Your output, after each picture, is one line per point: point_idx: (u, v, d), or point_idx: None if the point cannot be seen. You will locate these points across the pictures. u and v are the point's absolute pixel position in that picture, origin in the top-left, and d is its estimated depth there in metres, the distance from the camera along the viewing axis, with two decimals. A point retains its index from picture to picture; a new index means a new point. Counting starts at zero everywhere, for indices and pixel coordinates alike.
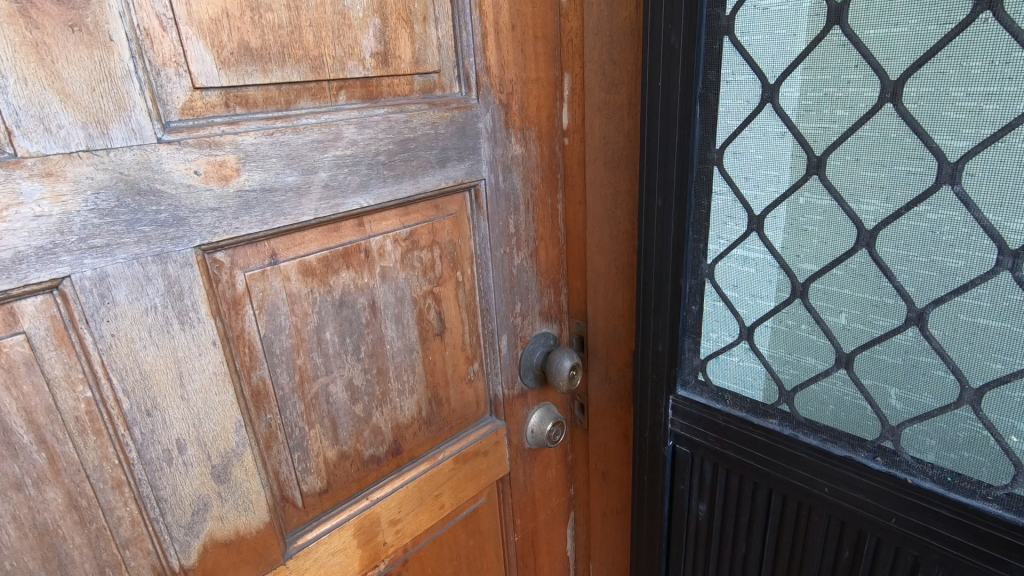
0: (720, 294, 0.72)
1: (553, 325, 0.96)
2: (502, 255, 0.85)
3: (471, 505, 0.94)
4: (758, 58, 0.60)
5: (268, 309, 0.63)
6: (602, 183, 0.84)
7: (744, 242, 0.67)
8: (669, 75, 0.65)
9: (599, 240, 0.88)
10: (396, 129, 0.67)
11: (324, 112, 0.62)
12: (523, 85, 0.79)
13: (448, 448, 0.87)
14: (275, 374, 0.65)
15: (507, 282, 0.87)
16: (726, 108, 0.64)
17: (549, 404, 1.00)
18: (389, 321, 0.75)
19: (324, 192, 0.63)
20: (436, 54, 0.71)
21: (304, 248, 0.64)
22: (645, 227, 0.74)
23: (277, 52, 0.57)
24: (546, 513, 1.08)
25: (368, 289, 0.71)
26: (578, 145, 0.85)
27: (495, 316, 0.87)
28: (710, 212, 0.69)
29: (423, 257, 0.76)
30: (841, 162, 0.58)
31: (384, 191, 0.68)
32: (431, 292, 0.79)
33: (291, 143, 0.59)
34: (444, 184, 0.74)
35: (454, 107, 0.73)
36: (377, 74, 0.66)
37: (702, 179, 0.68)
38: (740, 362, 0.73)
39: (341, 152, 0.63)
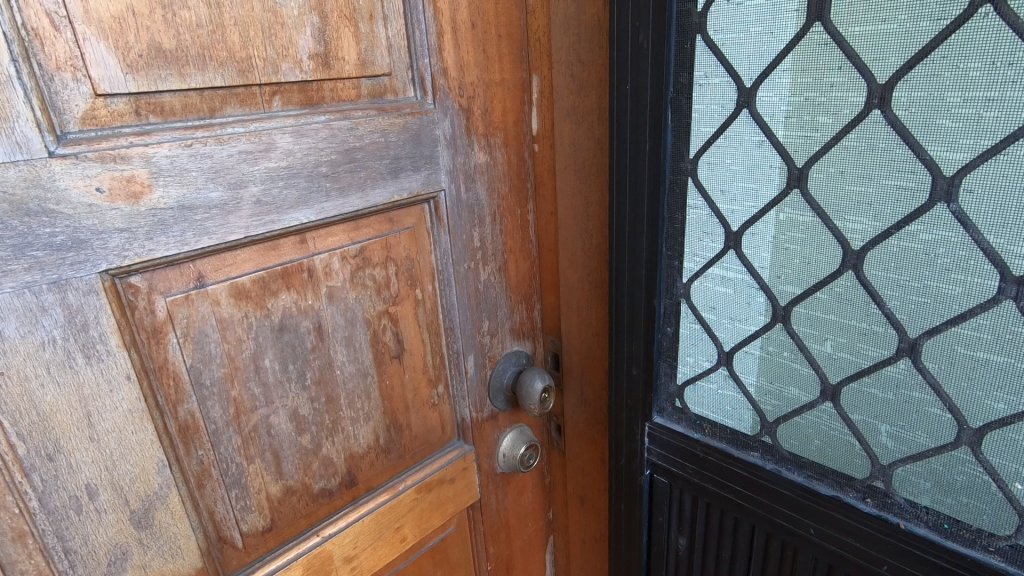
0: (696, 316, 0.66)
1: (526, 343, 0.90)
2: (466, 271, 0.79)
3: (439, 535, 0.88)
4: (733, 59, 0.54)
5: (194, 336, 0.57)
6: (573, 193, 0.78)
7: (721, 260, 0.61)
8: (637, 79, 0.60)
9: (571, 255, 0.82)
10: (339, 137, 0.61)
11: (254, 120, 0.56)
12: (486, 89, 0.73)
13: (410, 476, 0.81)
14: (205, 407, 0.60)
15: (473, 300, 0.81)
16: (699, 115, 0.58)
17: (522, 425, 0.94)
18: (338, 345, 0.69)
19: (255, 208, 0.57)
20: (387, 54, 0.65)
21: (235, 270, 0.59)
22: (616, 243, 0.68)
23: (195, 54, 0.52)
24: (522, 539, 1.02)
25: (313, 311, 0.66)
26: (547, 151, 0.79)
27: (461, 336, 0.81)
28: (685, 228, 0.63)
29: (376, 276, 0.70)
30: (824, 175, 0.51)
31: (328, 206, 0.62)
32: (387, 312, 0.73)
33: (214, 155, 0.53)
34: (398, 197, 0.68)
35: (406, 112, 0.66)
36: (317, 78, 0.60)
37: (675, 192, 0.62)
38: (719, 390, 0.67)
39: (274, 164, 0.57)
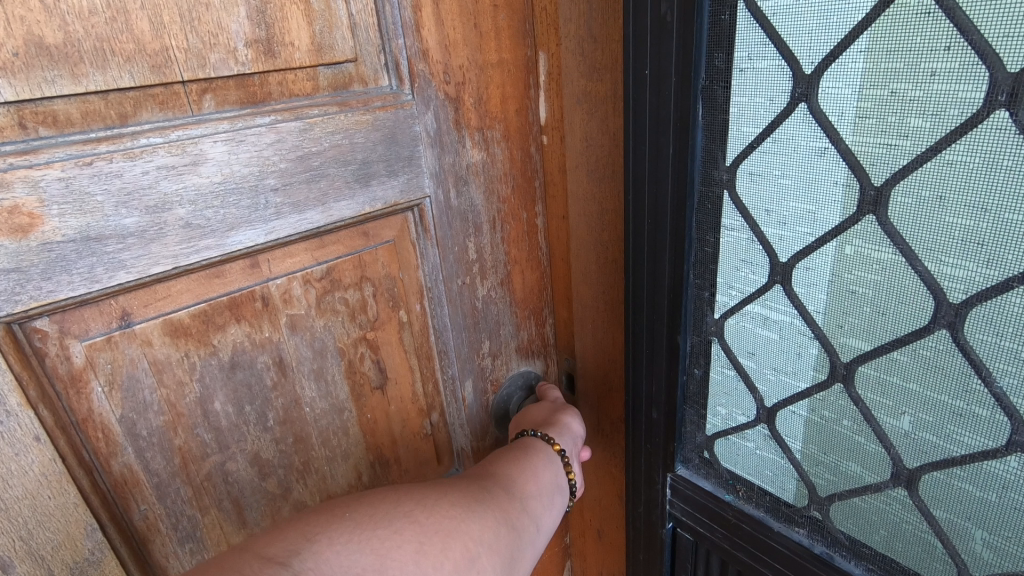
0: (731, 360, 0.52)
1: (535, 363, 0.79)
2: (461, 287, 0.67)
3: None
4: (789, 35, 0.39)
5: (123, 383, 0.49)
6: (585, 197, 0.65)
7: (763, 296, 0.48)
8: (658, 62, 0.46)
9: (584, 268, 0.69)
10: (289, 143, 0.50)
11: (176, 126, 0.45)
12: (480, 74, 0.60)
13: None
14: (145, 459, 0.52)
15: (470, 320, 0.69)
16: (739, 110, 0.44)
17: None
18: (306, 381, 0.60)
19: (184, 233, 0.47)
20: (351, 36, 0.52)
21: (170, 304, 0.50)
22: (632, 263, 0.56)
23: (90, 48, 0.41)
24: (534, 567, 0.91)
25: (272, 344, 0.56)
26: (556, 145, 0.66)
27: (459, 362, 0.70)
28: (717, 253, 0.50)
29: (350, 300, 0.60)
30: (913, 200, 0.37)
31: (279, 224, 0.52)
32: (366, 339, 0.63)
33: (124, 174, 0.44)
34: (370, 209, 0.56)
35: (376, 107, 0.54)
36: (258, 70, 0.48)
37: (705, 207, 0.49)
38: (757, 450, 0.54)
39: (205, 180, 0.47)
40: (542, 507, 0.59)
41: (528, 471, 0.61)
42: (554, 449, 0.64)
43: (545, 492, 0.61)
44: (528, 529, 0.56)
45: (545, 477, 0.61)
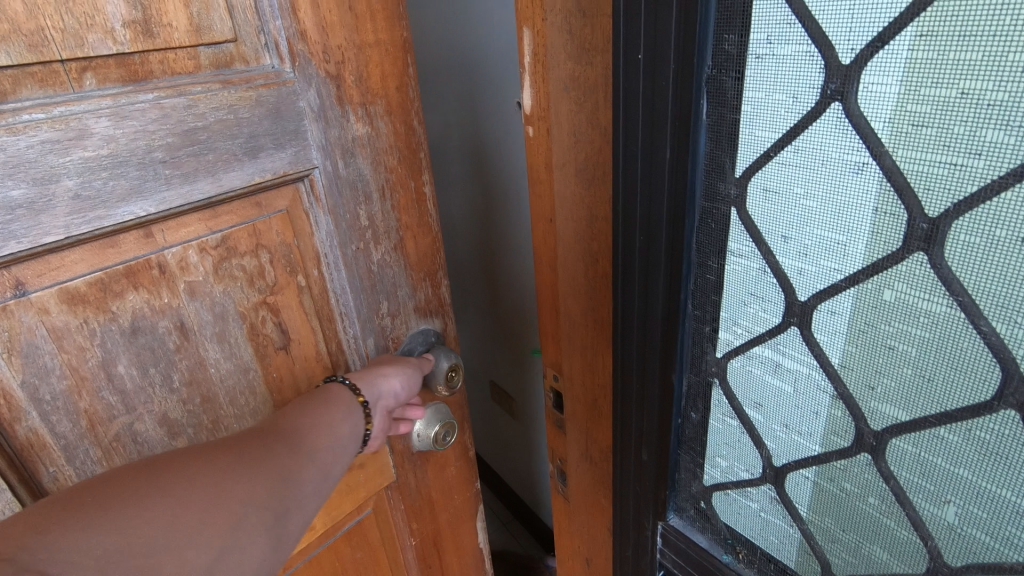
0: (735, 409, 0.44)
1: (433, 321, 0.62)
2: (356, 252, 0.53)
3: (330, 541, 0.60)
4: (823, 12, 0.30)
5: (22, 351, 0.38)
6: (573, 199, 0.55)
7: (773, 338, 0.39)
8: (654, 44, 0.37)
9: (571, 279, 0.59)
10: (174, 119, 0.40)
11: (57, 103, 0.36)
12: (359, 49, 0.49)
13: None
14: (49, 429, 0.41)
15: (365, 282, 0.54)
16: (754, 109, 0.34)
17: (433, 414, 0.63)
18: (213, 345, 0.47)
19: (75, 205, 0.38)
20: (227, 9, 0.42)
21: (66, 275, 0.39)
22: (621, 285, 0.47)
23: None
24: (446, 521, 0.70)
25: (172, 308, 0.44)
26: (542, 138, 0.56)
27: (361, 325, 0.55)
28: (722, 283, 0.41)
29: (248, 266, 0.47)
30: (982, 239, 0.27)
31: (172, 196, 0.41)
32: (267, 303, 0.49)
33: (5, 146, 0.34)
34: (261, 178, 0.45)
35: (257, 84, 0.44)
36: (137, 49, 0.39)
37: (708, 225, 0.40)
38: (761, 512, 0.46)
39: (92, 154, 0.38)
40: (329, 462, 0.44)
41: (320, 420, 0.45)
42: (354, 401, 0.49)
43: (338, 441, 0.46)
44: (307, 480, 0.41)
45: (339, 426, 0.46)
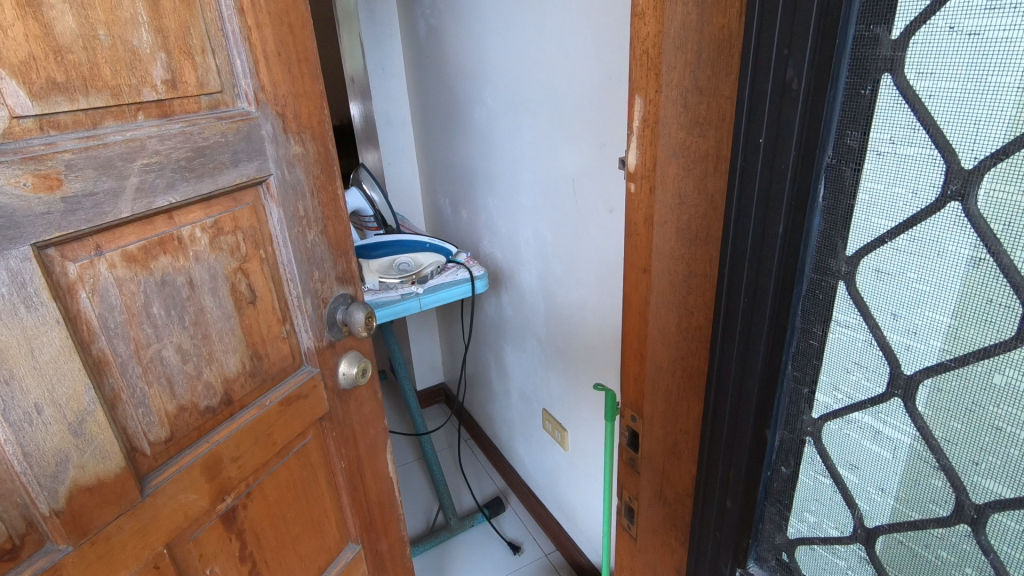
0: (828, 469, 0.47)
1: (348, 286, 0.82)
2: (298, 233, 0.72)
3: (283, 460, 0.77)
4: (947, 122, 0.33)
5: (100, 292, 0.55)
6: (673, 254, 0.58)
7: (874, 406, 0.42)
8: (776, 132, 0.41)
9: (662, 327, 0.62)
10: (193, 139, 0.59)
11: (128, 129, 0.54)
12: (294, 96, 0.69)
13: (276, 393, 0.73)
14: (113, 349, 0.56)
15: (304, 255, 0.73)
16: (871, 198, 0.38)
17: (355, 350, 0.84)
18: (211, 298, 0.64)
19: (138, 194, 0.55)
20: (214, 72, 0.61)
21: (124, 240, 0.56)
22: (720, 341, 0.50)
23: (77, 81, 0.50)
24: (367, 446, 0.90)
25: (186, 268, 0.62)
26: (644, 195, 0.60)
27: (303, 288, 0.74)
28: (824, 351, 0.44)
29: (231, 242, 0.66)
30: None
31: (192, 188, 0.60)
32: (242, 269, 0.67)
33: (104, 156, 0.52)
34: (241, 180, 0.64)
35: (240, 120, 0.63)
36: (170, 97, 0.57)
37: (815, 296, 0.43)
38: (848, 570, 0.48)
39: (148, 161, 0.55)
40: None
41: None
42: None
43: None
44: None
45: None
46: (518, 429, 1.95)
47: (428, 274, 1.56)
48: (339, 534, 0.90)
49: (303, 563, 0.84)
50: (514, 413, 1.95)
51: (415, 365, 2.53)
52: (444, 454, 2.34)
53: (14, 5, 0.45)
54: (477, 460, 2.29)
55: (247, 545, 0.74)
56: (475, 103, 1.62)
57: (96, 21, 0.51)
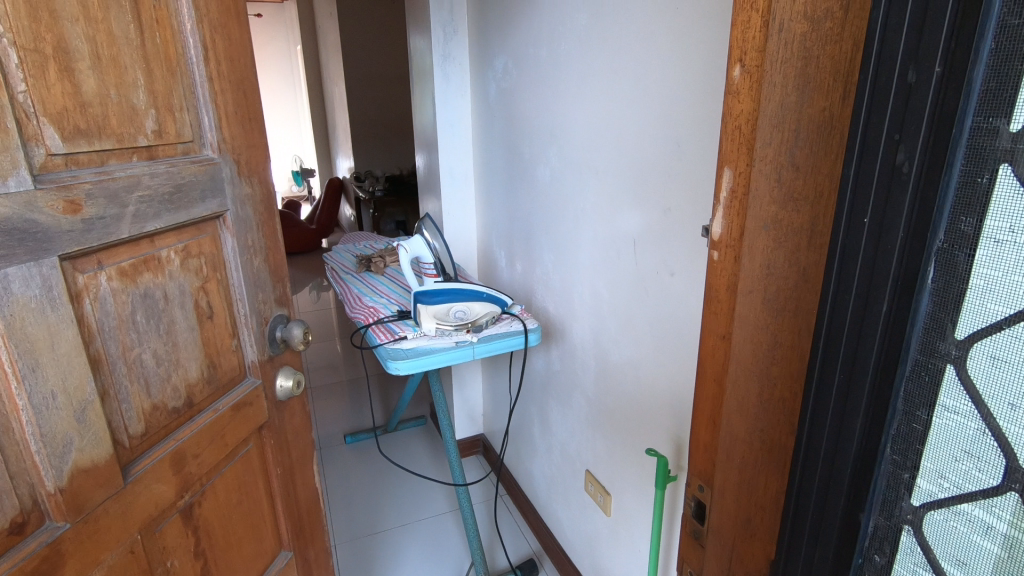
0: (928, 561, 0.46)
1: (284, 309, 0.99)
2: (247, 259, 0.89)
3: (231, 462, 0.90)
4: None
5: (99, 301, 0.68)
6: (757, 323, 0.55)
7: (988, 499, 0.41)
8: (884, 214, 0.42)
9: (739, 400, 0.58)
10: (175, 176, 0.75)
11: (123, 166, 0.69)
12: (246, 147, 0.87)
13: (227, 400, 0.87)
14: (106, 350, 0.69)
15: (251, 279, 0.90)
16: (988, 282, 0.38)
17: (285, 363, 1.01)
18: (178, 310, 0.79)
19: (134, 220, 0.70)
20: (189, 126, 0.78)
21: (119, 256, 0.70)
22: (813, 416, 0.51)
23: (94, 127, 0.66)
24: (298, 453, 1.06)
25: (162, 282, 0.76)
26: (729, 264, 0.57)
27: (249, 307, 0.90)
28: (927, 437, 0.44)
29: (196, 263, 0.81)
30: None
31: (176, 213, 0.75)
32: (202, 288, 0.83)
33: (114, 186, 0.67)
34: (206, 213, 0.80)
35: (206, 163, 0.80)
36: (156, 143, 0.74)
37: (920, 379, 0.43)
38: None
39: (144, 192, 0.71)
40: None
41: None
42: None
43: None
44: None
45: None
46: (558, 489, 1.90)
47: (484, 323, 1.58)
48: (275, 539, 1.03)
49: (245, 565, 0.96)
50: (556, 472, 1.90)
51: (456, 413, 2.53)
52: (478, 509, 2.30)
53: (56, 69, 0.61)
54: (512, 519, 2.24)
55: (201, 539, 0.86)
56: (540, 163, 1.67)
57: (110, 83, 0.67)
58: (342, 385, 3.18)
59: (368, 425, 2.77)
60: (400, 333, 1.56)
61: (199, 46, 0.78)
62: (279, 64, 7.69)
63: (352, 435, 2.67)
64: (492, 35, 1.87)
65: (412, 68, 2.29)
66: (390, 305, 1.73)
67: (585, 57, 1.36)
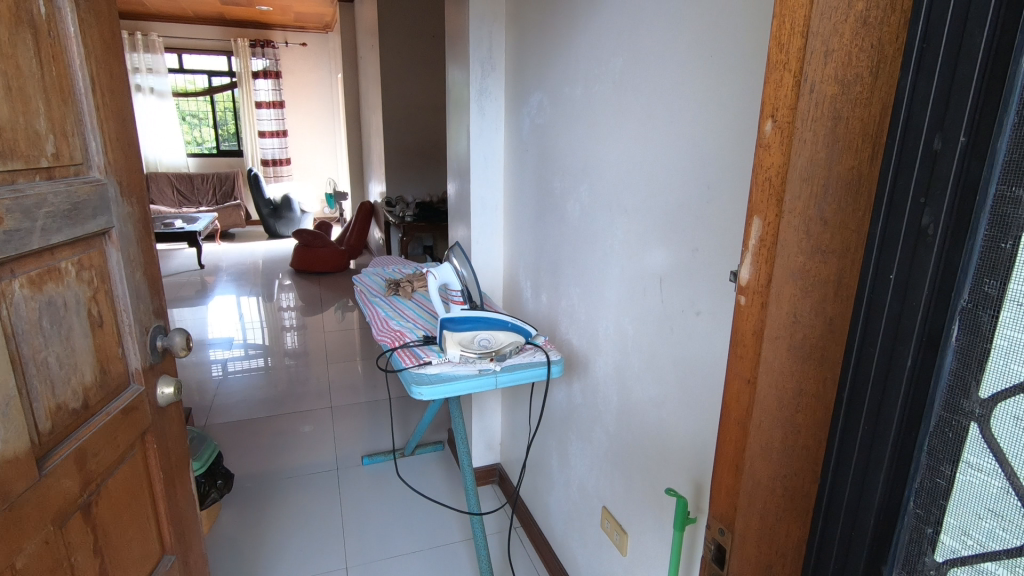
0: None
1: (161, 319, 1.08)
2: (130, 272, 0.98)
3: (121, 465, 0.96)
4: None
5: (14, 306, 0.75)
6: (782, 370, 0.56)
7: (1012, 559, 0.42)
8: (909, 271, 0.44)
9: (764, 445, 0.58)
10: (74, 194, 0.84)
11: (27, 183, 0.77)
12: (126, 170, 0.97)
13: (117, 403, 0.94)
14: (18, 351, 0.76)
15: (134, 291, 0.98)
16: (1011, 345, 0.40)
17: (163, 372, 1.09)
18: (76, 319, 0.87)
19: (43, 235, 0.78)
20: (79, 150, 0.88)
21: (26, 266, 0.77)
22: (835, 466, 0.51)
23: (6, 150, 0.74)
24: (175, 459, 1.13)
25: (61, 290, 0.84)
26: (756, 309, 0.58)
27: (133, 317, 0.98)
28: (951, 493, 0.44)
29: (89, 275, 0.89)
30: None
31: (75, 227, 0.84)
32: (93, 297, 0.90)
33: (26, 202, 0.75)
34: (95, 227, 0.89)
35: (96, 180, 0.90)
36: (54, 164, 0.82)
37: (944, 433, 0.44)
38: None
39: (50, 209, 0.79)
40: None
41: None
42: None
43: None
44: None
45: None
46: (574, 524, 1.88)
47: (506, 353, 1.60)
48: (158, 544, 1.08)
49: (135, 566, 1.00)
50: (573, 507, 1.89)
51: (474, 440, 2.53)
52: (492, 541, 2.28)
53: None
54: (526, 552, 2.21)
55: (100, 538, 0.91)
56: (570, 198, 1.71)
57: (19, 112, 0.76)
58: (363, 405, 3.22)
59: (385, 448, 2.79)
60: (425, 358, 1.58)
61: (86, 80, 0.88)
62: (320, 91, 7.99)
63: (368, 456, 2.69)
64: (527, 75, 1.94)
65: (449, 101, 2.38)
66: (416, 330, 1.77)
67: (619, 100, 1.40)
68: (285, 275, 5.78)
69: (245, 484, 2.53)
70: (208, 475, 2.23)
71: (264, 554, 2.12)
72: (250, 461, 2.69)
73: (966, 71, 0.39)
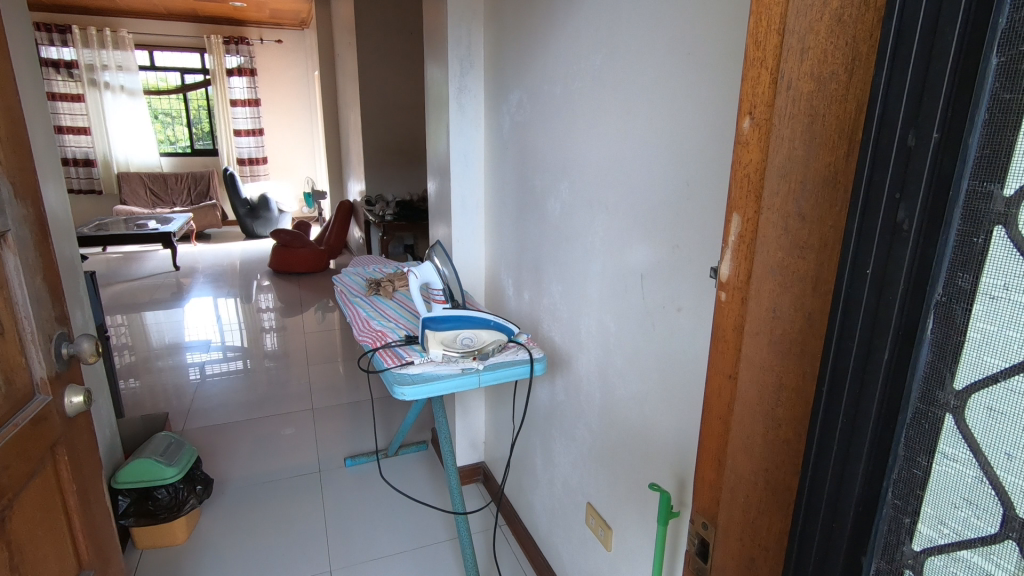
0: None
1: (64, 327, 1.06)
2: (29, 278, 0.96)
3: (32, 478, 0.93)
4: None
5: None
6: (762, 364, 0.57)
7: (986, 546, 0.43)
8: (884, 266, 0.45)
9: (747, 437, 0.59)
10: None
11: None
12: (18, 171, 0.95)
13: (25, 415, 0.92)
14: None
15: (33, 296, 0.96)
16: (985, 338, 0.41)
17: (71, 381, 1.07)
18: None
19: None
20: None
21: None
22: (814, 458, 0.52)
23: None
24: (86, 472, 1.10)
25: None
26: (736, 305, 0.60)
27: (36, 324, 0.96)
28: (927, 483, 0.46)
29: None
30: None
31: None
32: None
33: None
34: None
35: None
36: None
37: (921, 425, 0.45)
38: None
39: None
40: None
41: None
42: None
43: None
44: None
45: None
46: (558, 521, 1.90)
47: (490, 351, 1.58)
48: (74, 559, 1.05)
49: None
50: (557, 504, 1.89)
51: (458, 438, 2.53)
52: (476, 539, 2.28)
53: None
54: (511, 549, 2.22)
55: (16, 555, 0.88)
56: (550, 196, 1.72)
57: None
58: (344, 407, 3.18)
59: (368, 449, 2.77)
60: (407, 358, 1.56)
61: None
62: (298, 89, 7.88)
63: (352, 457, 2.67)
64: (506, 73, 1.94)
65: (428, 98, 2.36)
66: (397, 330, 1.76)
67: (597, 99, 1.41)
68: (262, 276, 5.71)
69: (223, 489, 2.49)
70: (187, 480, 2.20)
71: (241, 557, 2.10)
72: (229, 466, 2.65)
73: (938, 69, 0.40)
